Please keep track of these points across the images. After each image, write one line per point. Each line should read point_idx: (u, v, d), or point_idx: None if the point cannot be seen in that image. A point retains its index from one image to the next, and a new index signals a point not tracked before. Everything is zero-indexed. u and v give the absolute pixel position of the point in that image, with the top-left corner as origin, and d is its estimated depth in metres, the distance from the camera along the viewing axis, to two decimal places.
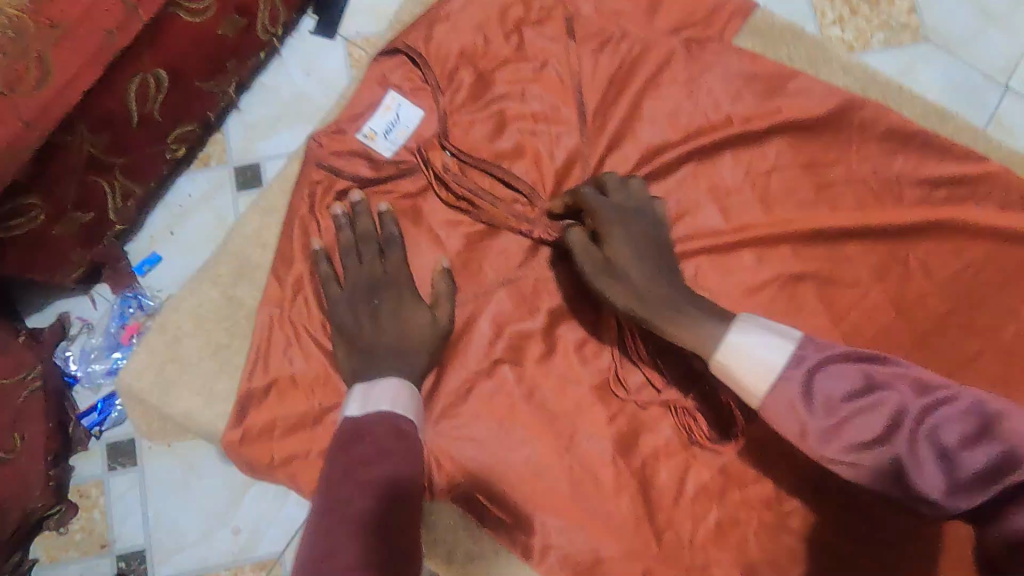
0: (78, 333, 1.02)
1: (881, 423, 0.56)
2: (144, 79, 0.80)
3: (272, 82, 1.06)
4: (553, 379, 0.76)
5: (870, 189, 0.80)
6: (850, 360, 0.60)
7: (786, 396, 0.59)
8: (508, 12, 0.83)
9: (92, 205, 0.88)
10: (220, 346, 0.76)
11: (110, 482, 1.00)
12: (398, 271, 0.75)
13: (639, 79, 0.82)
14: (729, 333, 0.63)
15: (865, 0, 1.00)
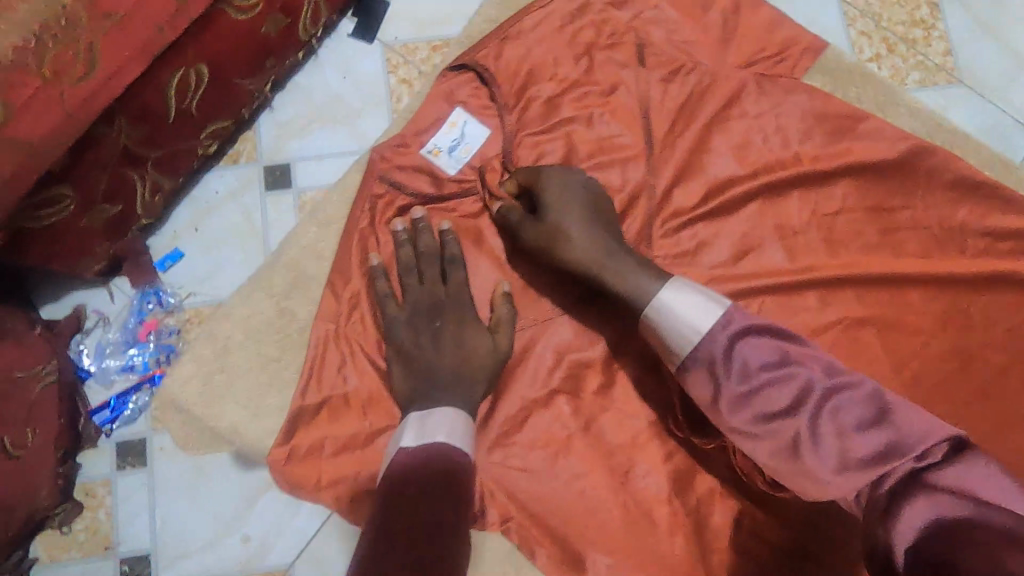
0: (93, 326, 0.96)
1: (787, 396, 0.60)
2: (185, 74, 0.77)
3: (305, 82, 1.01)
4: (611, 412, 0.74)
5: (936, 235, 0.79)
6: (767, 334, 0.64)
7: (708, 357, 0.63)
8: (579, 35, 0.82)
9: (121, 198, 0.84)
10: (270, 360, 0.74)
11: (118, 482, 0.92)
12: (460, 292, 0.73)
13: (709, 110, 0.80)
14: (661, 290, 0.66)
15: (903, 40, 1.00)
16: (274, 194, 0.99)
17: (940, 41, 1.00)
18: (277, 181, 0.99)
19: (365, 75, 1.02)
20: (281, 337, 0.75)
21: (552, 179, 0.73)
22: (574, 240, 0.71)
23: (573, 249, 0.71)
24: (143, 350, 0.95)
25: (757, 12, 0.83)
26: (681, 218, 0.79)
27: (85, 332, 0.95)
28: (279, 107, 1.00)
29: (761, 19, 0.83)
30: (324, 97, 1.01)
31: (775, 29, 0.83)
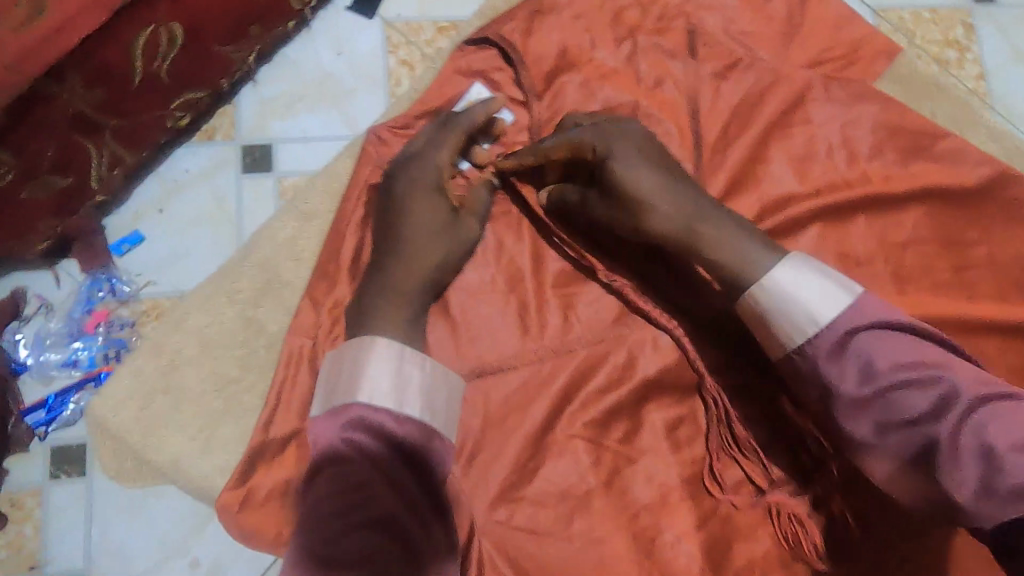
0: (34, 313, 0.78)
1: (927, 399, 0.46)
2: (155, 32, 0.64)
3: (294, 55, 0.84)
4: (641, 465, 0.61)
5: (1017, 275, 0.68)
6: (904, 331, 0.50)
7: (824, 347, 0.50)
8: (622, 16, 0.70)
9: (74, 169, 0.69)
10: (228, 381, 0.60)
11: (50, 494, 0.74)
12: (418, 207, 0.60)
13: (767, 114, 0.69)
14: (771, 267, 0.53)
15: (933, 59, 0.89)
16: (254, 176, 0.82)
17: (973, 65, 0.89)
18: (257, 164, 0.82)
19: (361, 51, 0.85)
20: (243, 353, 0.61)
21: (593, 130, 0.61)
22: (652, 207, 0.57)
23: (652, 220, 0.58)
24: (89, 344, 0.77)
25: (824, 6, 0.72)
26: None
27: (23, 319, 0.77)
28: (264, 81, 0.83)
29: (829, 14, 0.72)
30: (314, 75, 0.84)
31: (845, 26, 0.72)
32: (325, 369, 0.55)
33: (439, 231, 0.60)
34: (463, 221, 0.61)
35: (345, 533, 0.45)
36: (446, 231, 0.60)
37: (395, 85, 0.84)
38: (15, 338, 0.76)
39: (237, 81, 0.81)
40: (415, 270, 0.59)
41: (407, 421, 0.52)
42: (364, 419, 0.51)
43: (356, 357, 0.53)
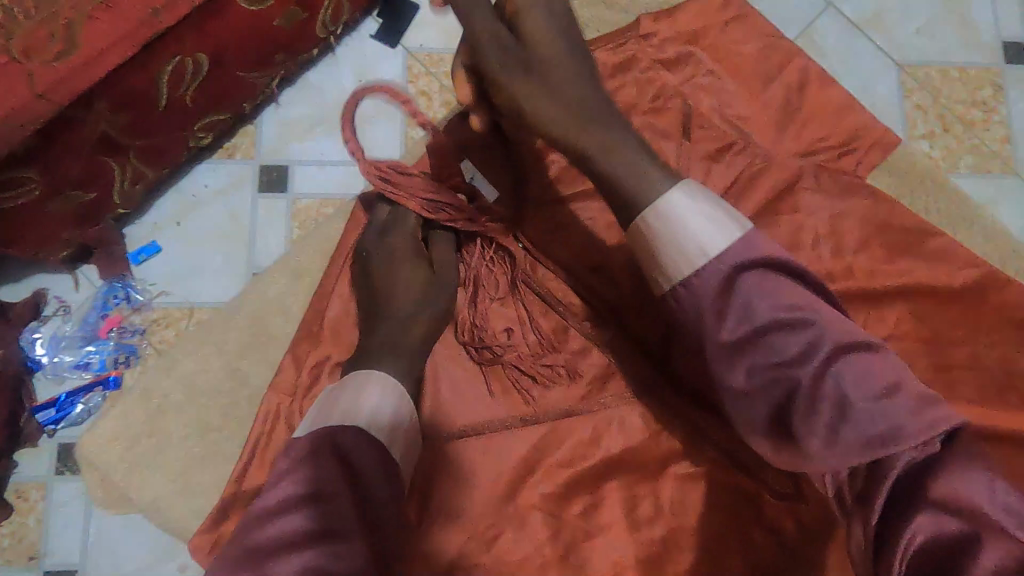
0: (53, 314, 0.81)
1: (797, 344, 0.47)
2: (182, 62, 0.65)
3: (317, 81, 0.86)
4: (599, 541, 0.62)
5: (1000, 380, 0.67)
6: (781, 269, 0.50)
7: (705, 284, 0.50)
8: (619, 93, 0.71)
9: (98, 183, 0.71)
10: (209, 429, 0.64)
11: (54, 490, 0.78)
12: (393, 282, 0.63)
13: (755, 201, 0.70)
14: (670, 196, 0.51)
15: (960, 120, 0.90)
16: (268, 196, 0.84)
17: (999, 127, 0.90)
18: (273, 183, 0.85)
19: (382, 82, 0.86)
20: (230, 400, 0.65)
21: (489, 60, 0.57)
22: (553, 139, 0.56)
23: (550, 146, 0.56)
24: (103, 349, 0.80)
25: (824, 94, 0.73)
26: None
27: (42, 319, 0.80)
28: (287, 104, 0.85)
29: (829, 103, 0.73)
30: (335, 100, 0.86)
31: (844, 115, 0.72)
32: (315, 403, 0.54)
33: (424, 293, 0.63)
34: (445, 276, 0.65)
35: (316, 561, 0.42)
36: (429, 289, 0.63)
37: (413, 116, 0.86)
38: (33, 337, 0.79)
39: (259, 104, 0.84)
40: (402, 325, 0.60)
41: (392, 460, 0.51)
42: (351, 443, 0.49)
43: (352, 397, 0.53)
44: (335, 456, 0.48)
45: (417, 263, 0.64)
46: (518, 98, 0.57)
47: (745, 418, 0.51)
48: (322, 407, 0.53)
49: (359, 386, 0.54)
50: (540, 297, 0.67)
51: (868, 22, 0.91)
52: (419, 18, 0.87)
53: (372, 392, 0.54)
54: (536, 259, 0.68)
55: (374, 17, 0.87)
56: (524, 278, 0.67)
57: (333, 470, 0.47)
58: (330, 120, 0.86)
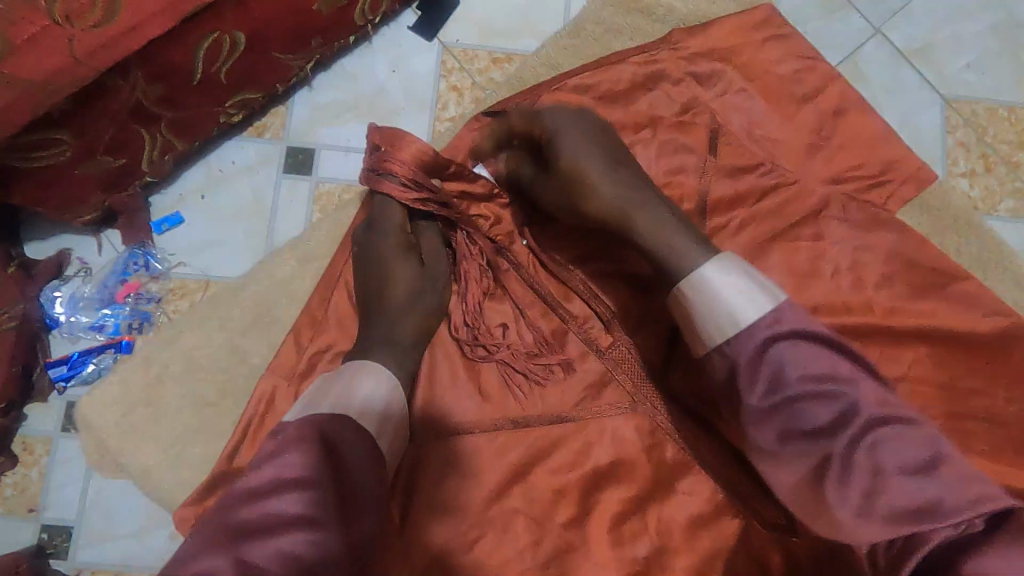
0: (75, 274, 0.82)
1: (828, 414, 0.47)
2: (219, 39, 0.66)
3: (351, 67, 0.86)
4: (582, 556, 0.61)
5: (1013, 436, 0.65)
6: (817, 342, 0.50)
7: (738, 354, 0.51)
8: (646, 104, 0.70)
9: (128, 151, 0.72)
10: (205, 404, 0.64)
11: (59, 445, 0.79)
12: (389, 271, 0.62)
13: (776, 225, 0.68)
14: (705, 266, 0.54)
15: (1005, 160, 0.88)
16: (293, 176, 0.85)
17: None
18: (298, 165, 0.85)
19: (415, 74, 0.86)
20: (229, 376, 0.65)
21: (552, 113, 0.62)
22: (594, 199, 0.60)
23: (593, 204, 0.60)
24: (119, 314, 0.81)
25: (860, 122, 0.70)
26: None
27: (63, 279, 0.81)
28: (319, 88, 0.86)
29: (864, 131, 0.70)
30: (366, 89, 0.86)
31: (879, 146, 0.70)
32: (311, 389, 0.53)
33: (416, 287, 0.62)
34: (435, 269, 0.64)
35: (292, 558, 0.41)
36: (422, 285, 0.63)
37: (442, 110, 0.85)
38: (52, 295, 0.81)
39: (292, 87, 0.84)
40: (396, 320, 0.61)
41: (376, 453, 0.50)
42: (337, 430, 0.48)
43: (347, 386, 0.53)
44: (326, 445, 0.47)
45: (407, 255, 0.63)
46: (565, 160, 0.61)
47: (777, 481, 0.51)
48: (317, 394, 0.52)
49: (355, 376, 0.54)
50: (539, 298, 0.67)
51: (916, 51, 0.89)
52: (459, 13, 0.87)
53: (370, 385, 0.54)
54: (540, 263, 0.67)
55: (412, 9, 0.86)
56: (526, 277, 0.67)
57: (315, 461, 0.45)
58: (360, 107, 0.85)
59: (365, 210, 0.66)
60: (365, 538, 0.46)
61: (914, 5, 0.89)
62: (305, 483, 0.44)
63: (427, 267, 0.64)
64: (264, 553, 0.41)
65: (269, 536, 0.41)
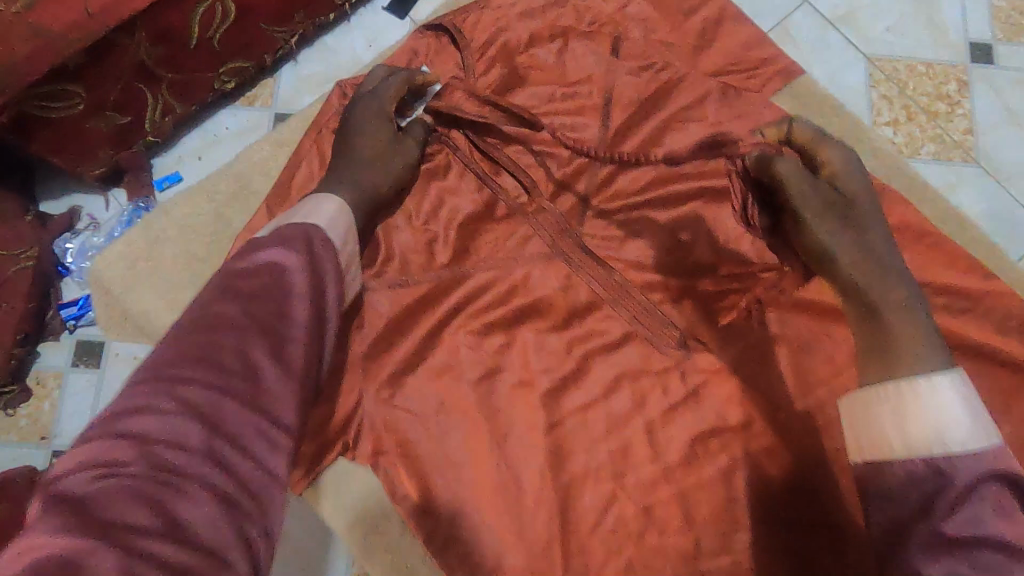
0: (84, 228, 1.10)
1: (994, 559, 0.47)
2: (211, 8, 0.89)
3: (333, 42, 1.14)
4: (505, 376, 0.76)
5: None
6: (1018, 486, 0.51)
7: (951, 473, 0.52)
8: (560, 19, 0.84)
9: (132, 110, 0.95)
10: (195, 259, 0.78)
11: (68, 379, 1.06)
12: (365, 134, 0.75)
13: (667, 111, 0.82)
14: (949, 372, 0.56)
15: (926, 112, 1.17)
16: None
17: (963, 119, 1.17)
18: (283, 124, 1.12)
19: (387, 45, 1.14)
20: (214, 239, 0.79)
21: (843, 151, 0.71)
22: (842, 251, 0.66)
23: (841, 263, 0.66)
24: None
25: (738, 27, 0.85)
26: (618, 199, 0.81)
27: (75, 232, 1.09)
28: (303, 61, 1.13)
29: (741, 35, 0.85)
30: (347, 59, 1.14)
31: (753, 47, 0.85)
32: (284, 215, 0.64)
33: (384, 150, 0.74)
34: (412, 150, 0.77)
35: (272, 335, 0.52)
36: (387, 150, 0.75)
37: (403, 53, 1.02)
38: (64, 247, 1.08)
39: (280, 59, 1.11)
40: (372, 172, 0.73)
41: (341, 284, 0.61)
42: (314, 239, 0.59)
43: (312, 209, 0.63)
44: (312, 261, 0.58)
45: (389, 126, 0.76)
46: (859, 206, 0.68)
47: None
48: (287, 214, 0.63)
49: (316, 205, 0.64)
50: (475, 172, 0.81)
51: (841, 17, 1.20)
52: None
53: (334, 209, 0.65)
54: (485, 152, 0.81)
55: None
56: (464, 158, 0.81)
57: (303, 278, 0.56)
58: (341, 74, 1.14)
59: (358, 91, 0.79)
60: (324, 328, 0.57)
61: None
62: (297, 288, 0.55)
63: (403, 142, 0.77)
64: (263, 308, 0.52)
65: (266, 299, 0.53)
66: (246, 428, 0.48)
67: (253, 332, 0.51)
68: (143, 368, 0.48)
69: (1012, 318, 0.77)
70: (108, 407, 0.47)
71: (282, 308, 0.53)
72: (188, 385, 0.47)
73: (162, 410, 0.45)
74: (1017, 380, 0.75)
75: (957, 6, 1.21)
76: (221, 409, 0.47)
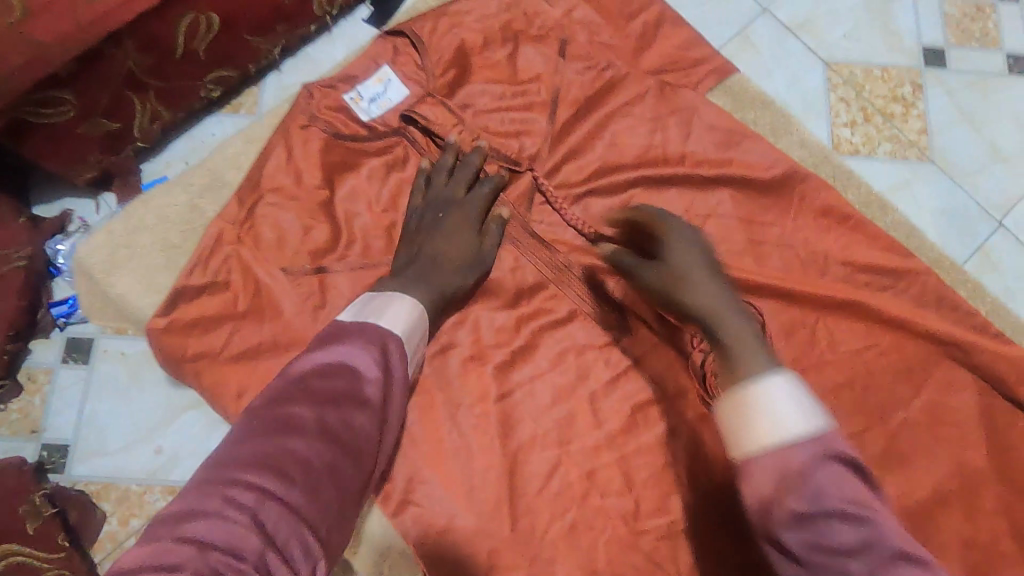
0: (75, 232, 1.17)
1: (853, 537, 0.49)
2: (196, 19, 0.96)
3: (317, 53, 1.23)
4: (459, 351, 0.81)
5: (798, 256, 0.84)
6: (848, 464, 0.53)
7: (788, 460, 0.52)
8: (511, 24, 0.91)
9: (121, 117, 1.02)
10: (171, 246, 0.84)
11: (58, 374, 1.10)
12: (449, 228, 0.81)
13: (610, 107, 0.89)
14: (772, 372, 0.57)
15: (881, 114, 1.24)
16: None
17: (917, 119, 1.23)
18: None
19: None
20: (189, 227, 0.85)
21: (680, 228, 0.74)
22: (694, 294, 0.68)
23: (689, 298, 0.68)
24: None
25: (674, 30, 0.92)
26: (564, 189, 0.87)
27: (66, 233, 1.13)
28: (287, 70, 1.22)
29: (678, 38, 0.92)
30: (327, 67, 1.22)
31: (689, 49, 0.92)
32: (358, 301, 0.69)
33: (469, 252, 0.80)
34: (485, 252, 0.82)
35: (336, 448, 0.56)
36: (471, 252, 0.81)
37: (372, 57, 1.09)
38: (56, 247, 1.12)
39: (264, 67, 1.19)
40: (444, 273, 0.77)
41: (405, 392, 0.65)
42: (389, 346, 0.64)
43: (396, 312, 0.67)
44: (386, 373, 0.62)
45: (469, 231, 0.82)
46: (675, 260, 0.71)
47: None
48: (363, 308, 0.67)
49: (392, 304, 0.68)
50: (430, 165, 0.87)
51: (799, 25, 1.27)
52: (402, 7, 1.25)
53: (407, 309, 0.68)
54: (440, 147, 0.87)
55: (366, 5, 1.24)
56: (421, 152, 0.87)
57: (378, 391, 0.60)
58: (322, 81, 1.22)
59: (428, 183, 0.85)
60: (375, 442, 0.60)
61: None
62: (366, 399, 0.59)
63: (480, 245, 0.82)
64: (336, 416, 0.57)
65: (339, 409, 0.58)
66: (293, 537, 0.51)
67: (319, 442, 0.55)
68: (216, 462, 0.53)
69: (928, 293, 0.83)
70: (177, 501, 0.50)
71: (353, 422, 0.58)
72: (253, 487, 0.51)
73: (227, 515, 0.49)
74: (931, 351, 0.82)
75: (909, 13, 1.28)
76: (280, 516, 0.51)
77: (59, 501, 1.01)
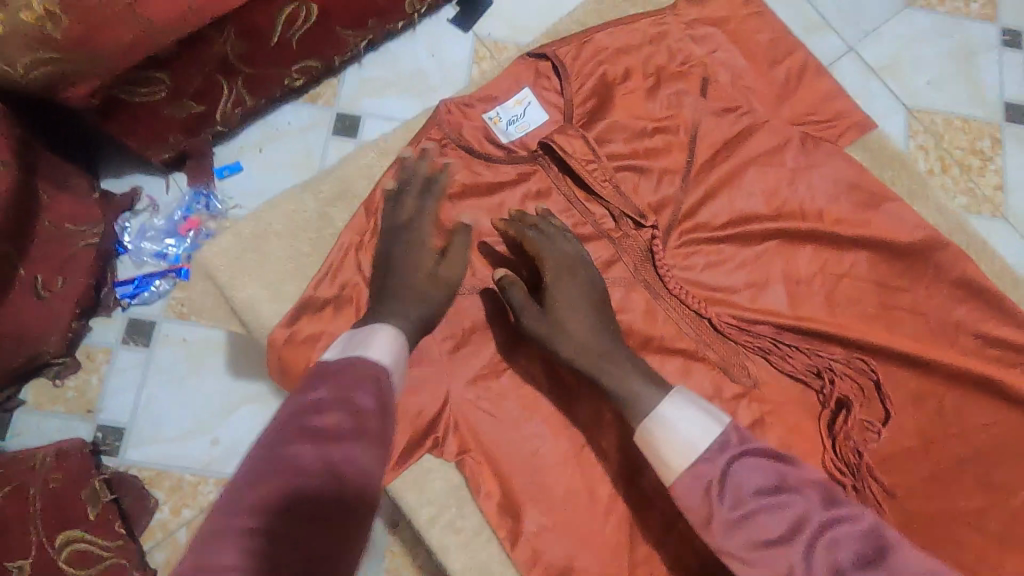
0: (143, 209, 1.06)
1: (782, 523, 0.60)
2: (297, 8, 0.89)
3: (397, 49, 1.13)
4: (585, 389, 0.79)
5: (930, 323, 0.83)
6: (761, 456, 0.64)
7: (707, 475, 0.63)
8: (653, 58, 0.89)
9: (207, 100, 0.95)
10: (300, 255, 0.83)
11: (117, 355, 1.03)
12: (436, 267, 0.78)
13: (750, 152, 0.87)
14: (660, 403, 0.67)
15: (957, 164, 1.16)
16: (341, 138, 1.10)
17: (994, 174, 1.16)
18: (346, 129, 1.11)
19: (452, 58, 1.14)
20: (320, 236, 0.84)
21: (555, 256, 0.78)
22: (567, 340, 0.74)
23: (562, 344, 0.73)
24: (179, 243, 1.06)
25: (818, 81, 0.91)
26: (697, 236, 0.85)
27: (134, 212, 1.06)
28: (368, 64, 1.12)
29: (821, 88, 0.90)
30: (409, 67, 1.13)
31: (830, 100, 0.91)
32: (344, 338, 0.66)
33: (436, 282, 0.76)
34: (454, 282, 0.77)
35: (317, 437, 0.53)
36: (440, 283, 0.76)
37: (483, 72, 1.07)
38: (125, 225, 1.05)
39: (347, 61, 1.09)
40: (410, 306, 0.73)
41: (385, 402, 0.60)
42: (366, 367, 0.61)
43: (372, 343, 0.64)
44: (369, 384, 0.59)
45: (430, 258, 0.78)
46: (557, 307, 0.75)
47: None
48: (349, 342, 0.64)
49: (371, 335, 0.64)
50: (564, 195, 0.86)
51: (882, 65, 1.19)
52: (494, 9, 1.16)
53: (379, 333, 0.66)
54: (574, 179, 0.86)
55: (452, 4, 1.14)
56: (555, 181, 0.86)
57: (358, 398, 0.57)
58: (402, 84, 1.12)
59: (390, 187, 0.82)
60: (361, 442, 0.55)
61: (882, 32, 1.21)
62: (349, 402, 0.57)
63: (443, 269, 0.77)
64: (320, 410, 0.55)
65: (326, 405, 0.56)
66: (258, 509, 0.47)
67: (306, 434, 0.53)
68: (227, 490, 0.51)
69: None
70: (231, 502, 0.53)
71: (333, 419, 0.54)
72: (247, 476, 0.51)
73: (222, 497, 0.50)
74: None
75: (995, 65, 1.20)
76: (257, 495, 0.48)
77: (117, 487, 0.96)
